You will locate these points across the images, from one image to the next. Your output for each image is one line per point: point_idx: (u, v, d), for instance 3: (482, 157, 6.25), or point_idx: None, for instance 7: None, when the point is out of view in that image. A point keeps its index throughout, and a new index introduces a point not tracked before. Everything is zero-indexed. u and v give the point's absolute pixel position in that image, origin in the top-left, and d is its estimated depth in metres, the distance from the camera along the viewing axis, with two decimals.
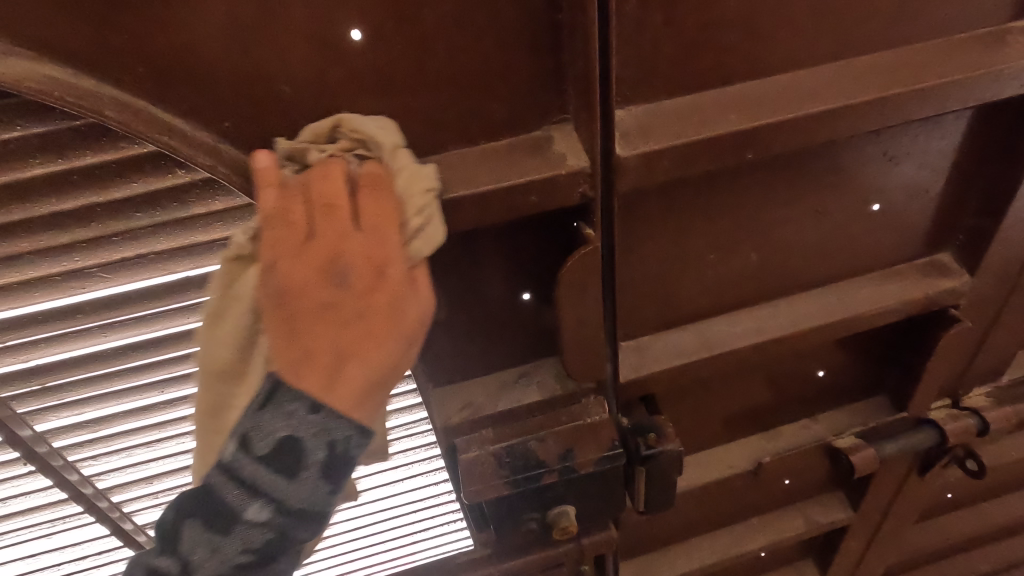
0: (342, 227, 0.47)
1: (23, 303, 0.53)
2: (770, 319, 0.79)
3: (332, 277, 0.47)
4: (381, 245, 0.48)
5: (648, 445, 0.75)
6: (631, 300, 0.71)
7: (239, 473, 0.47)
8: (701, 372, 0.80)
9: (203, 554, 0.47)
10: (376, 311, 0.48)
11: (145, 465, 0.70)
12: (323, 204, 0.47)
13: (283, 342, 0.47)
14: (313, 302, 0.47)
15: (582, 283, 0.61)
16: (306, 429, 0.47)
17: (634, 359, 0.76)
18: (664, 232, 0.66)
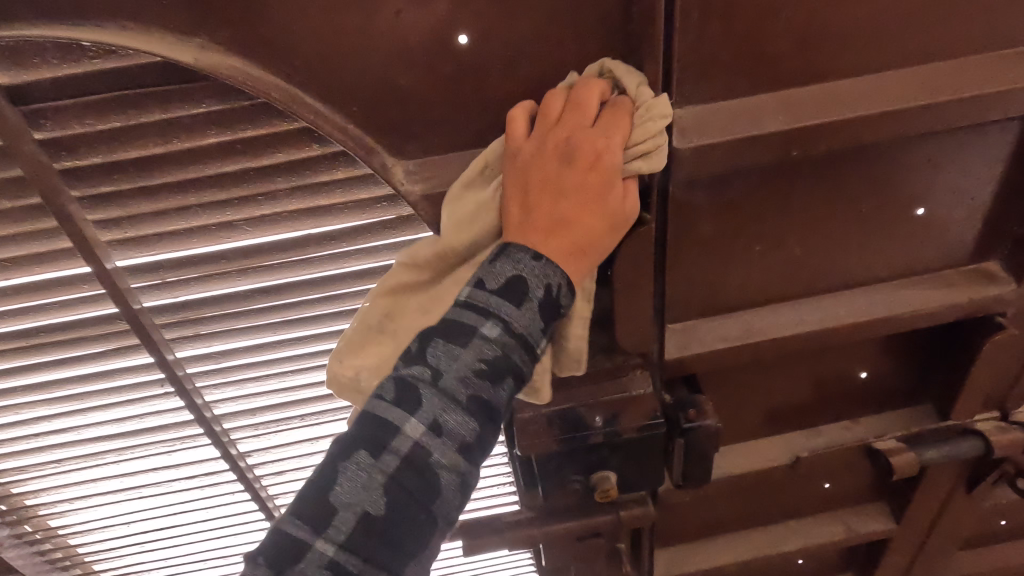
0: (582, 123, 0.55)
1: (184, 246, 0.67)
2: (812, 312, 0.85)
3: (560, 151, 0.54)
4: (616, 136, 0.54)
5: (689, 418, 0.81)
6: (680, 284, 0.79)
7: (493, 307, 0.50)
8: (744, 358, 0.86)
9: (446, 367, 0.47)
10: (591, 183, 0.53)
11: (252, 398, 0.83)
12: (584, 101, 0.55)
13: (547, 198, 0.53)
14: (549, 170, 0.54)
15: (636, 259, 0.69)
16: (532, 272, 0.51)
17: (680, 339, 0.84)
18: (712, 220, 0.74)
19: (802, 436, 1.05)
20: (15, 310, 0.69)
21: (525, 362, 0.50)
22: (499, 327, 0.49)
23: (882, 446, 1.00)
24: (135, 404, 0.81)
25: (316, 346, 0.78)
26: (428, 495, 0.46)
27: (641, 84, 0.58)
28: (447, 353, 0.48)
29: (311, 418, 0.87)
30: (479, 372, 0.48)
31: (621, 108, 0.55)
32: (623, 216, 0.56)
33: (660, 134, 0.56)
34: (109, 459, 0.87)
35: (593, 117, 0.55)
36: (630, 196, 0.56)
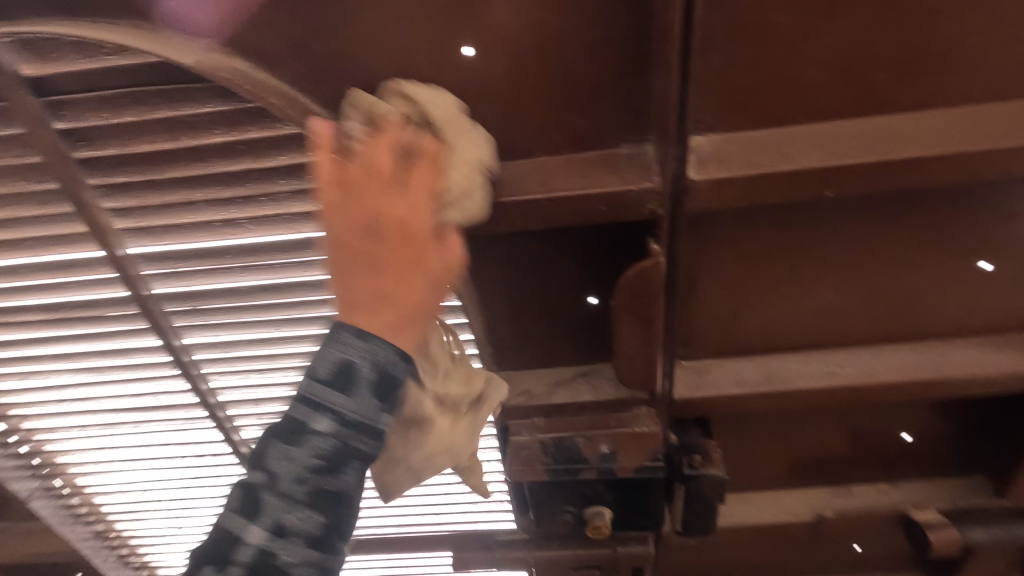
0: (383, 189, 0.50)
1: (192, 239, 0.68)
2: (846, 366, 0.76)
3: (362, 233, 0.49)
4: (420, 204, 0.50)
5: (692, 465, 0.76)
6: (694, 320, 0.73)
7: (319, 408, 0.46)
8: (762, 406, 0.79)
9: (280, 472, 0.45)
10: (402, 261, 0.49)
11: (256, 389, 0.84)
12: (376, 161, 0.50)
13: (363, 276, 0.49)
14: (357, 246, 0.49)
15: (640, 294, 0.64)
16: (358, 350, 0.47)
17: (693, 379, 0.78)
18: (731, 257, 0.68)
19: (829, 494, 0.97)
20: (42, 285, 0.74)
21: (406, 367, 0.48)
22: (367, 346, 0.47)
23: (920, 518, 0.90)
24: (148, 382, 0.85)
25: (316, 346, 0.79)
26: (335, 502, 0.46)
27: (481, 159, 0.56)
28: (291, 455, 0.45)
29: None
30: (316, 470, 0.45)
31: (430, 159, 0.52)
32: (449, 270, 0.52)
33: (467, 152, 0.55)
34: (126, 429, 0.92)
35: (394, 180, 0.50)
36: (447, 239, 0.53)
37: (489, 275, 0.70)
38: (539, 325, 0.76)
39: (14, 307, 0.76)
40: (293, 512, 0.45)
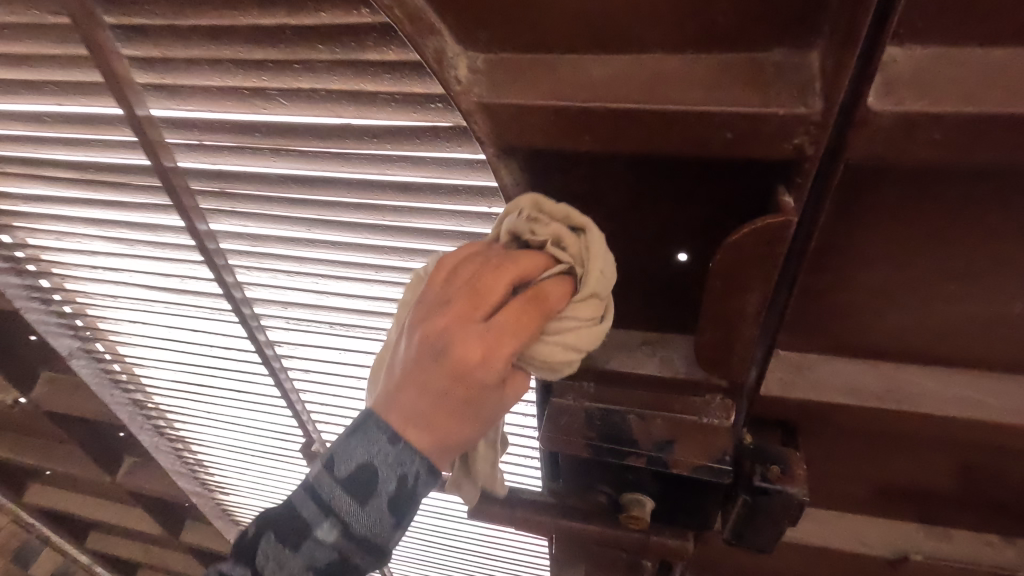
0: (470, 315, 0.43)
1: (220, 108, 0.58)
2: (1001, 395, 0.58)
3: (433, 349, 0.43)
4: (501, 348, 0.42)
5: (765, 477, 0.61)
6: (811, 304, 0.57)
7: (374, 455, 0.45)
8: (870, 423, 0.63)
9: (338, 511, 0.45)
10: (455, 403, 0.43)
11: (284, 292, 0.77)
12: (478, 284, 0.44)
13: (410, 395, 0.44)
14: (420, 364, 0.44)
15: (749, 263, 0.49)
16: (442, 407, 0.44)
17: (789, 374, 0.63)
18: (887, 232, 0.50)
19: (920, 534, 0.80)
20: (72, 140, 0.67)
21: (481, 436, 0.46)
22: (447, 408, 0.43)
23: None
24: (175, 265, 0.79)
25: (350, 256, 0.69)
26: (378, 555, 0.46)
27: (600, 291, 0.46)
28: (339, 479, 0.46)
29: (340, 329, 0.80)
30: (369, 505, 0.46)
31: (524, 331, 0.43)
32: (496, 418, 0.46)
33: (584, 301, 0.45)
34: (158, 308, 0.88)
35: (488, 310, 0.43)
36: (511, 389, 0.46)
37: (558, 207, 0.55)
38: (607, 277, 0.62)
39: (46, 161, 0.70)
40: (342, 556, 0.46)
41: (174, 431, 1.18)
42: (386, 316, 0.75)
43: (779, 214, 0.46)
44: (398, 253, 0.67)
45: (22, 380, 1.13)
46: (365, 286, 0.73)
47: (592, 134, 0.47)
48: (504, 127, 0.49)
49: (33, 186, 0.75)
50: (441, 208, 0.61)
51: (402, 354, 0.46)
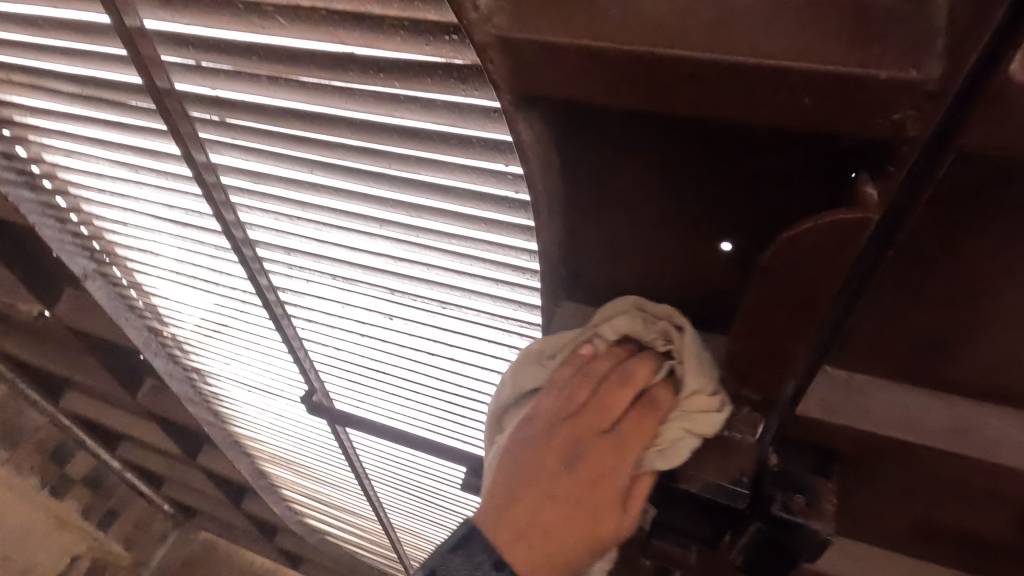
0: (600, 423, 0.52)
1: (215, 23, 0.51)
2: None
3: (568, 456, 0.52)
4: (620, 471, 0.51)
5: (787, 508, 0.53)
6: (876, 318, 0.48)
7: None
8: (922, 465, 0.53)
9: None
10: (586, 501, 0.51)
11: (289, 237, 0.71)
12: (574, 397, 0.53)
13: (540, 501, 0.52)
14: (547, 471, 0.52)
15: (810, 265, 0.39)
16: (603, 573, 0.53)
17: (832, 396, 0.54)
18: (994, 244, 0.39)
19: None
20: (72, 49, 0.62)
21: None
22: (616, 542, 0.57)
23: None
24: (179, 195, 0.74)
25: (354, 206, 0.63)
26: None
27: (704, 387, 0.51)
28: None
29: (344, 282, 0.75)
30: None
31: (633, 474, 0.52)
32: (613, 535, 0.52)
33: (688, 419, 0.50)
34: (165, 239, 0.84)
35: (615, 418, 0.52)
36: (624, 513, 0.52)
37: (588, 169, 0.47)
38: (637, 261, 0.53)
39: (48, 71, 0.66)
40: None
41: (188, 362, 1.18)
42: (391, 273, 0.69)
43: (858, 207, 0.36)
44: (404, 209, 0.60)
45: (46, 295, 1.14)
46: (369, 240, 0.66)
47: (632, 85, 0.38)
48: (526, 67, 0.40)
49: (37, 97, 0.71)
50: (451, 162, 0.53)
51: (520, 436, 0.54)
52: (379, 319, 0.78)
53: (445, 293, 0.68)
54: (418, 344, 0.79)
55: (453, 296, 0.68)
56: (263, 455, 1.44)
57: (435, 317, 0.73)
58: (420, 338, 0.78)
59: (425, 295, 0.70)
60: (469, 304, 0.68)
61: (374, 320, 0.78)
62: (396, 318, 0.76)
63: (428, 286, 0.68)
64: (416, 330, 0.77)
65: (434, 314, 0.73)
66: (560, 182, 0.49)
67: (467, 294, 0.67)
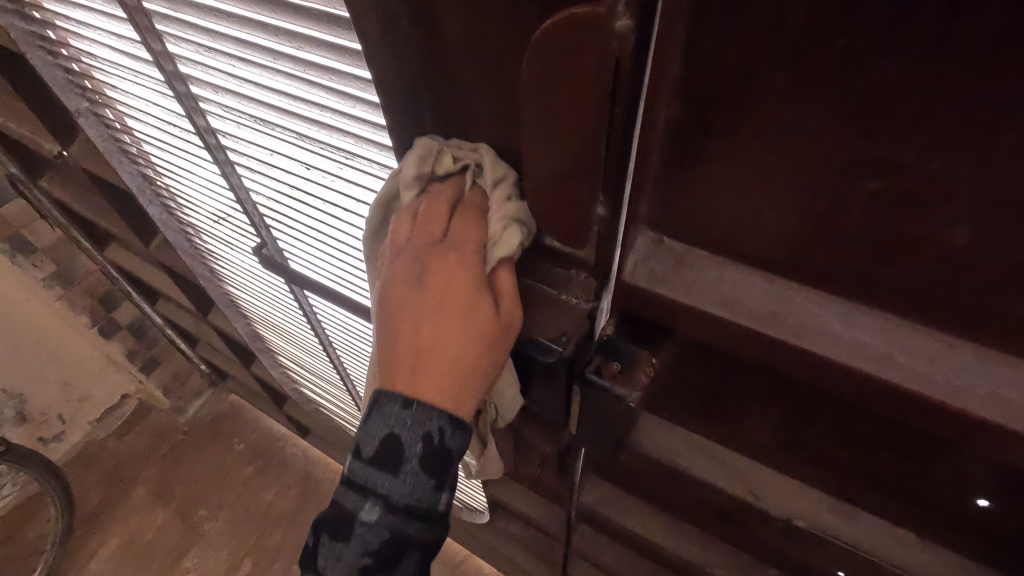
0: (434, 236, 0.54)
1: None
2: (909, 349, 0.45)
3: (409, 279, 0.53)
4: (469, 246, 0.54)
5: (598, 370, 0.54)
6: (691, 171, 0.45)
7: (399, 434, 0.53)
8: (745, 354, 0.51)
9: (343, 552, 0.56)
10: (429, 333, 0.52)
11: (211, 72, 0.74)
12: (422, 228, 0.55)
13: (436, 359, 0.52)
14: (415, 308, 0.53)
15: (565, 76, 0.38)
16: (402, 425, 0.53)
17: (663, 269, 0.51)
18: (779, 69, 0.37)
19: (824, 508, 0.68)
20: None
21: (451, 438, 0.54)
22: (409, 417, 0.53)
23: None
24: (123, 26, 0.78)
25: (249, 37, 0.64)
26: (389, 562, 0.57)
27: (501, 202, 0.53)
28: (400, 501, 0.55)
29: (264, 126, 0.77)
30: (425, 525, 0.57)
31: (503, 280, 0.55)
32: (478, 310, 0.52)
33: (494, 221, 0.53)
34: (128, 76, 0.90)
35: (443, 227, 0.55)
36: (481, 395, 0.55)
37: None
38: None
39: None
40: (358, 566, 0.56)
41: (179, 214, 1.28)
42: (295, 116, 0.71)
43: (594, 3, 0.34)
44: (288, 41, 0.62)
45: (62, 135, 1.26)
46: (270, 76, 0.68)
47: None
48: None
49: None
50: None
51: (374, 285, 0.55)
52: (299, 170, 0.81)
53: (342, 139, 0.70)
54: (334, 199, 0.81)
55: (348, 142, 0.70)
56: (254, 317, 1.57)
57: (342, 168, 0.75)
58: (335, 193, 0.80)
59: (327, 142, 0.72)
60: (365, 154, 0.70)
61: (294, 171, 0.81)
62: (313, 169, 0.79)
63: (327, 132, 0.70)
64: (331, 184, 0.79)
65: (341, 165, 0.75)
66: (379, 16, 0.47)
67: (360, 141, 0.69)
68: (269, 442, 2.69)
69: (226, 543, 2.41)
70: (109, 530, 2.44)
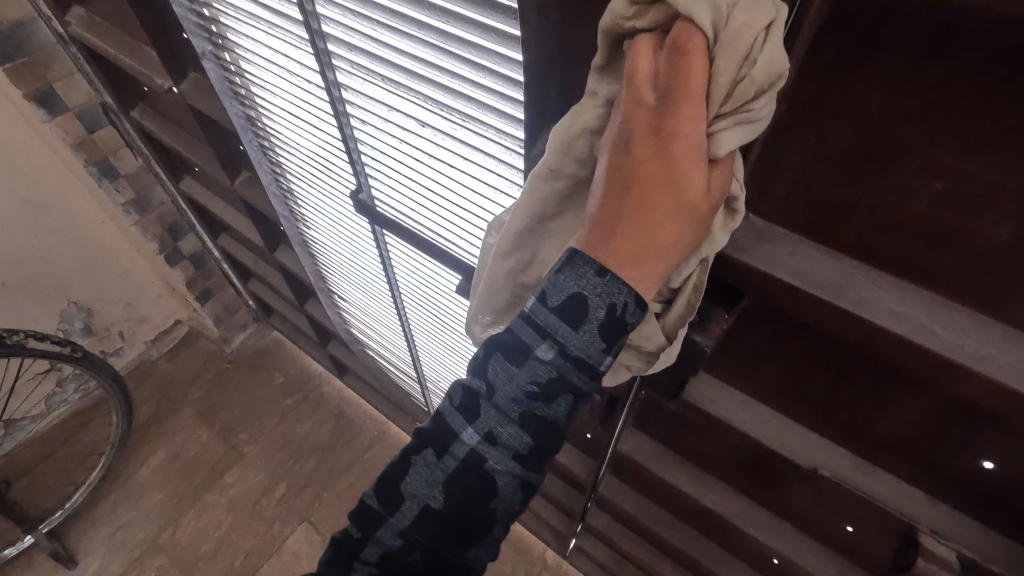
0: (692, 184, 0.46)
1: None
2: (943, 322, 0.55)
3: (688, 169, 0.45)
4: (701, 211, 0.47)
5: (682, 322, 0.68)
6: (777, 166, 0.56)
7: (536, 378, 0.53)
8: (805, 317, 0.62)
9: (426, 489, 0.58)
10: (693, 217, 0.47)
11: (352, 33, 0.84)
12: (690, 188, 0.46)
13: (673, 227, 0.48)
14: (699, 208, 0.47)
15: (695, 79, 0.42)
16: (539, 373, 0.53)
17: (743, 242, 0.62)
18: (865, 90, 0.46)
19: (846, 462, 0.79)
20: None
21: (587, 387, 0.54)
22: (551, 371, 0.52)
23: (923, 534, 0.74)
24: None
25: (401, 8, 0.75)
26: (524, 474, 0.57)
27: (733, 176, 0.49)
28: (495, 389, 0.55)
29: (390, 85, 0.87)
30: (528, 392, 0.54)
31: (692, 54, 0.41)
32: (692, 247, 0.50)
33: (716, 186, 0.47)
34: (263, 26, 1.00)
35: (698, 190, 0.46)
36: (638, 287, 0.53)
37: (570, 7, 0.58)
38: None
39: None
40: (441, 492, 0.58)
41: (273, 155, 1.40)
42: (425, 80, 0.81)
43: (687, 20, 0.41)
44: (436, 16, 0.72)
45: (175, 72, 1.38)
46: (410, 43, 0.78)
47: None
48: None
49: None
50: None
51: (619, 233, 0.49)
52: (413, 127, 0.91)
53: (463, 104, 0.80)
54: (442, 155, 0.92)
55: (470, 107, 0.80)
56: (324, 256, 1.70)
57: (455, 130, 0.85)
58: (444, 150, 0.90)
59: (449, 107, 0.82)
60: (480, 119, 0.80)
61: (409, 127, 0.91)
62: (427, 128, 0.89)
63: (451, 97, 0.80)
64: (441, 141, 0.89)
65: (455, 127, 0.85)
66: (540, 24, 0.59)
67: (480, 108, 0.79)
68: (308, 378, 2.87)
69: (265, 465, 2.61)
70: (159, 442, 2.65)
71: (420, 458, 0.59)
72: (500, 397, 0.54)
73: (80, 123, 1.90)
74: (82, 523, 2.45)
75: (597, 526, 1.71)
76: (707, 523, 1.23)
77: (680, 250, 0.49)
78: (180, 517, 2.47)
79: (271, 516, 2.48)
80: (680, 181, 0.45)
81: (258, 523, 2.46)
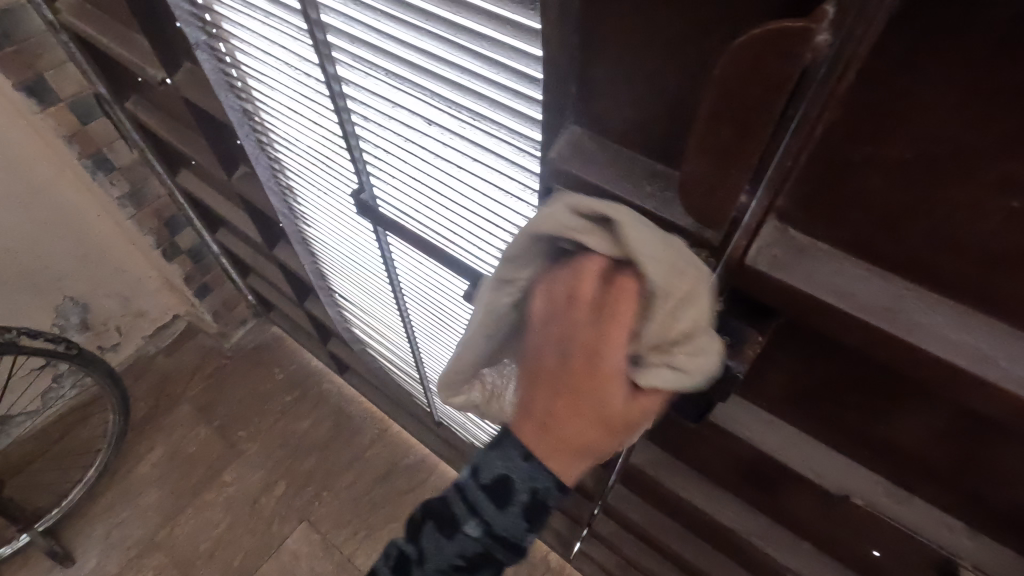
0: (608, 403, 0.57)
1: None
2: (1007, 352, 0.50)
3: (593, 391, 0.57)
4: (619, 411, 0.57)
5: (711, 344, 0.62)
6: (824, 176, 0.51)
7: (474, 549, 0.69)
8: (848, 342, 0.56)
9: None
10: (607, 417, 0.58)
11: (354, 24, 0.78)
12: (608, 395, 0.56)
13: (588, 427, 0.58)
14: (596, 430, 0.58)
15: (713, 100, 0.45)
16: (468, 546, 0.69)
17: (781, 259, 0.56)
18: (936, 95, 0.41)
19: (879, 489, 0.74)
20: None
21: (521, 547, 0.70)
22: (489, 538, 0.68)
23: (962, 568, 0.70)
24: None
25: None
26: None
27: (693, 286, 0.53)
28: (425, 559, 0.72)
29: (394, 80, 0.81)
30: (455, 563, 0.71)
31: (769, 58, 0.40)
32: (626, 433, 0.59)
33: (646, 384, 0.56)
34: (259, 15, 0.94)
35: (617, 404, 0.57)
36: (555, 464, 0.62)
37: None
38: (628, 88, 0.58)
39: None
40: None
41: (271, 151, 1.34)
42: (432, 75, 0.76)
43: (791, 25, 0.38)
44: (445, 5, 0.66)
45: (169, 63, 1.32)
46: (416, 35, 0.72)
47: None
48: None
49: None
50: None
51: (552, 404, 0.60)
52: (418, 126, 0.85)
53: (473, 101, 0.74)
54: (449, 155, 0.86)
55: (480, 106, 0.74)
56: (324, 255, 1.65)
57: (463, 129, 0.80)
58: (451, 150, 0.85)
59: (458, 104, 0.76)
60: (491, 118, 0.74)
61: (414, 125, 0.86)
62: (433, 127, 0.83)
63: (460, 94, 0.75)
64: (448, 141, 0.84)
65: (464, 126, 0.79)
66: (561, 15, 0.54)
67: (492, 106, 0.73)
68: (308, 374, 2.82)
69: (264, 463, 2.57)
70: (156, 438, 2.61)
71: (426, 530, 0.73)
72: (440, 556, 0.71)
73: (72, 114, 1.84)
74: (78, 521, 2.42)
75: (604, 534, 1.66)
76: (721, 539, 1.19)
77: (602, 446, 0.60)
78: (178, 516, 2.44)
79: (271, 515, 2.45)
80: (605, 388, 0.56)
81: (257, 522, 2.43)
